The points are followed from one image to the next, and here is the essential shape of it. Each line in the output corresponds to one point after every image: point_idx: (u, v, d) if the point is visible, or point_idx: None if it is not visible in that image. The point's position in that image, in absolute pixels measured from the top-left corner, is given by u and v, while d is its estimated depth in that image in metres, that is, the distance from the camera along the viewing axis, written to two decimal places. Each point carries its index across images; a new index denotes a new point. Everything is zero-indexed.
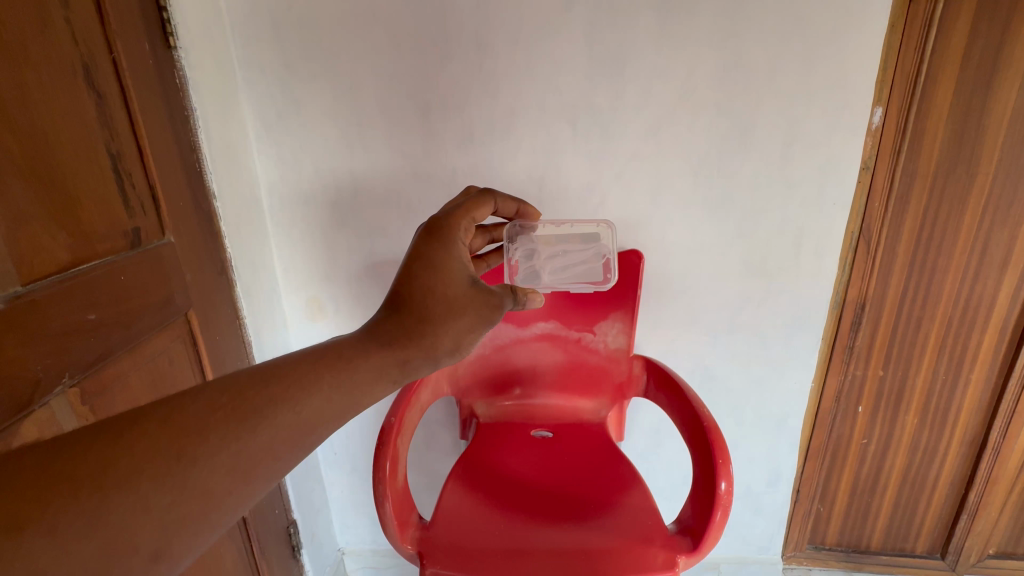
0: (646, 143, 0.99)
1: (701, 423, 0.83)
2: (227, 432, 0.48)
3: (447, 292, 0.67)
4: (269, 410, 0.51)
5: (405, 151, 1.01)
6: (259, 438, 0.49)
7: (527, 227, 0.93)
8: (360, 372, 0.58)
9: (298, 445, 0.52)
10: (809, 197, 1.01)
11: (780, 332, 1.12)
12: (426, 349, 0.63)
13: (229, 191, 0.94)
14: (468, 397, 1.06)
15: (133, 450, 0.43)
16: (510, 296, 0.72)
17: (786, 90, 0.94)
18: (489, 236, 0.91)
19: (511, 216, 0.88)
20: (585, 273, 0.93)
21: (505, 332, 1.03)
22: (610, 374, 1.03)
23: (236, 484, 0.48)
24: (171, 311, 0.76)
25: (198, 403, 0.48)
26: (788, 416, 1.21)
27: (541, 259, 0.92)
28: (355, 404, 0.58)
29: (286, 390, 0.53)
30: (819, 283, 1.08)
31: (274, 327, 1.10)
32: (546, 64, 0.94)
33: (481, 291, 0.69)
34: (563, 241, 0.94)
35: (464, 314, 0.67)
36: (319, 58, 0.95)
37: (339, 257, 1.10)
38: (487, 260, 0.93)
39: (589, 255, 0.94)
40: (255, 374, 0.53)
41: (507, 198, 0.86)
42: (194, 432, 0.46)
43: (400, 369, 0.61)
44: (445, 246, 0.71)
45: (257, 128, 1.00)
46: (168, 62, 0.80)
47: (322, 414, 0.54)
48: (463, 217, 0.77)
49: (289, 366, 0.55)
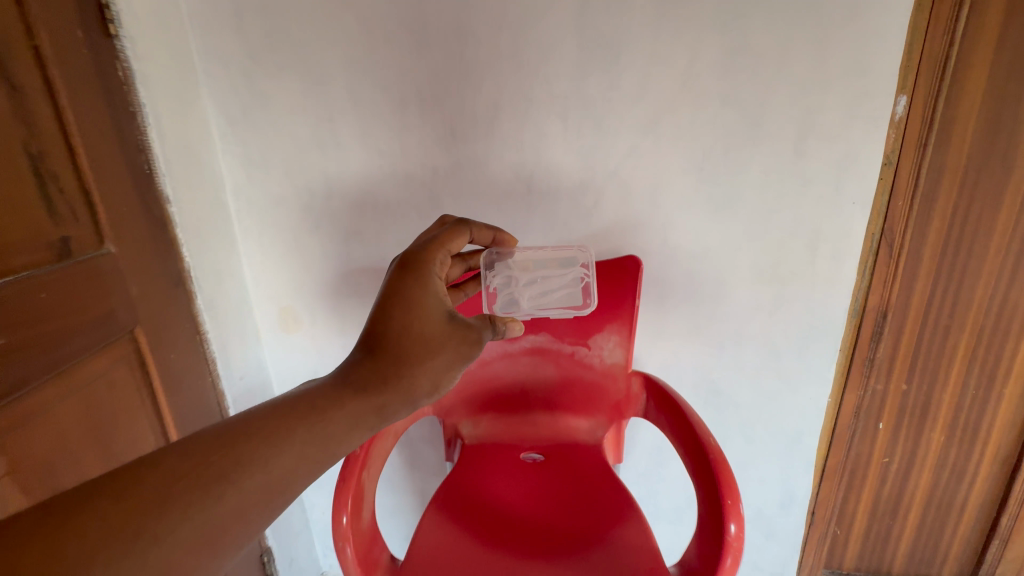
0: (644, 138, 0.90)
1: (706, 455, 0.74)
2: (192, 501, 0.45)
3: (423, 330, 0.61)
4: (237, 472, 0.48)
5: (381, 150, 0.93)
6: (228, 504, 0.46)
7: (503, 253, 0.84)
8: (335, 422, 0.54)
9: (270, 505, 0.49)
10: (825, 195, 0.91)
11: (793, 344, 1.02)
12: (404, 392, 0.58)
13: (187, 196, 0.86)
14: (452, 417, 0.97)
15: (87, 532, 0.40)
16: (489, 328, 0.67)
17: (799, 77, 0.85)
18: (467, 263, 0.85)
19: (489, 246, 0.82)
20: (565, 298, 0.85)
21: (491, 346, 0.95)
22: (606, 392, 0.94)
23: (203, 558, 0.44)
24: (112, 329, 0.70)
25: (160, 471, 0.45)
26: (803, 434, 1.09)
27: (518, 286, 0.85)
28: (331, 456, 0.54)
29: (255, 449, 0.49)
30: (837, 290, 0.98)
31: (245, 341, 1.02)
32: (534, 52, 0.86)
33: (458, 327, 0.64)
34: (541, 266, 0.85)
35: (443, 352, 0.62)
36: (286, 48, 0.87)
37: (312, 265, 1.02)
38: (464, 289, 0.85)
39: (567, 280, 0.85)
40: (221, 433, 0.49)
41: (482, 226, 0.79)
42: (155, 505, 0.43)
43: (377, 416, 0.57)
44: (420, 281, 0.64)
45: (221, 125, 0.92)
46: (108, 54, 0.73)
47: (295, 470, 0.51)
48: (439, 249, 0.69)
49: (256, 423, 0.51)
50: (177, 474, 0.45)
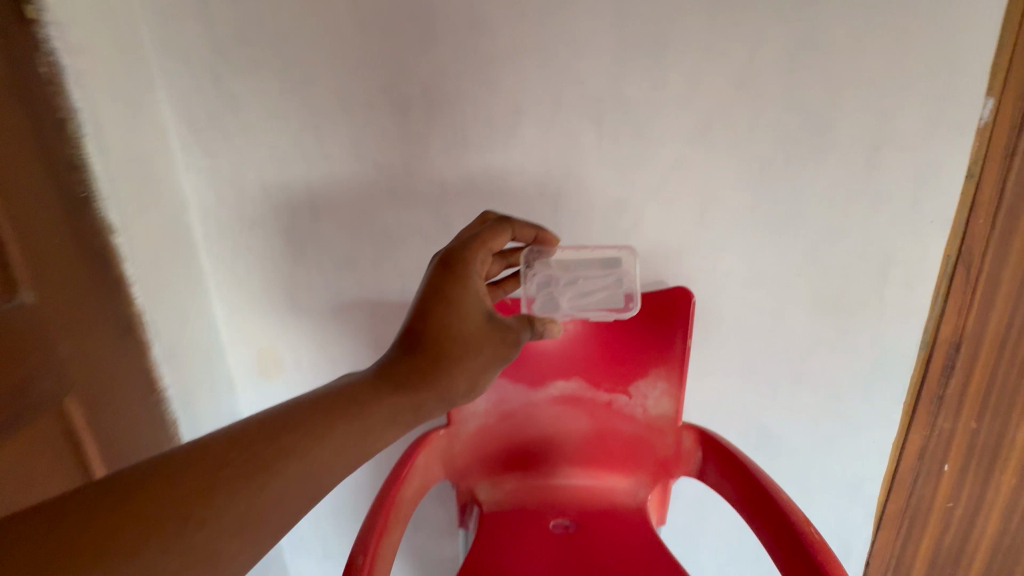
0: (692, 148, 0.76)
1: (805, 543, 0.60)
2: (236, 488, 0.46)
3: (461, 332, 0.59)
4: (279, 463, 0.48)
5: (380, 162, 0.78)
6: (271, 491, 0.47)
7: (544, 251, 0.74)
8: (374, 417, 0.54)
9: (310, 495, 0.49)
10: (900, 212, 0.79)
11: (857, 387, 0.90)
12: (441, 390, 0.57)
13: (140, 221, 0.69)
14: (468, 478, 0.81)
15: (140, 512, 0.42)
16: (527, 329, 0.63)
17: (875, 76, 0.72)
18: (507, 262, 0.74)
19: (530, 245, 0.72)
20: (606, 301, 0.74)
21: (513, 393, 0.80)
22: (651, 446, 0.80)
23: (246, 542, 0.45)
24: (25, 405, 0.54)
25: (203, 459, 0.46)
26: (862, 482, 0.98)
27: (556, 287, 0.74)
28: (370, 449, 0.54)
29: (297, 441, 0.50)
30: (907, 321, 0.85)
31: (216, 393, 0.85)
32: (564, 45, 0.71)
33: (496, 328, 0.61)
34: (583, 266, 0.74)
35: (482, 351, 0.60)
36: (261, 40, 0.71)
37: (296, 299, 0.86)
38: (503, 287, 0.76)
39: (611, 282, 0.74)
40: (265, 423, 0.50)
41: (525, 224, 0.70)
42: (201, 492, 0.44)
43: (413, 413, 0.56)
44: (460, 280, 0.61)
45: (183, 133, 0.75)
46: (24, 44, 0.55)
47: (334, 464, 0.51)
48: (479, 249, 0.64)
49: (299, 415, 0.51)
50: (223, 460, 0.47)
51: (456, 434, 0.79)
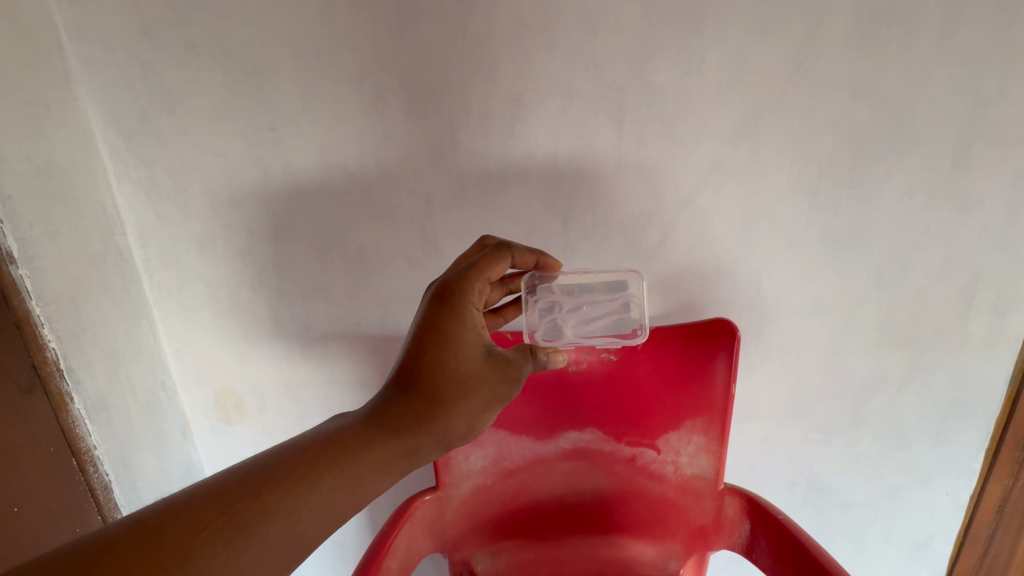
0: (735, 147, 0.62)
1: None
2: (210, 556, 0.37)
3: (458, 371, 0.48)
4: (259, 523, 0.39)
5: (351, 170, 0.64)
6: (251, 556, 0.38)
7: (547, 277, 0.61)
8: (365, 467, 0.44)
9: (289, 565, 0.40)
10: (992, 225, 0.63)
11: (926, 430, 0.75)
12: (437, 434, 0.47)
13: (54, 247, 0.58)
14: (462, 548, 0.67)
15: None
16: (530, 361, 0.51)
17: (973, 50, 0.56)
18: (508, 289, 0.61)
19: (531, 270, 0.60)
20: (613, 327, 0.61)
21: (518, 447, 0.66)
22: (683, 511, 0.66)
23: None
24: None
25: (177, 519, 0.38)
26: (932, 539, 0.83)
27: (561, 313, 0.61)
28: (358, 505, 0.44)
29: (275, 500, 0.40)
30: (994, 356, 0.70)
31: (162, 445, 0.73)
32: (575, 20, 0.57)
33: (496, 363, 0.50)
34: (589, 289, 0.61)
35: (480, 390, 0.49)
36: (199, 19, 0.57)
37: (258, 334, 0.73)
38: (505, 315, 0.63)
39: (621, 306, 0.60)
40: (245, 476, 0.41)
41: (526, 248, 0.58)
42: (172, 562, 0.36)
43: (409, 460, 0.46)
44: (456, 314, 0.50)
45: (111, 138, 0.62)
46: None
47: (321, 522, 0.41)
48: (476, 279, 0.53)
49: (277, 468, 0.42)
50: (197, 522, 0.38)
51: (446, 499, 0.65)
